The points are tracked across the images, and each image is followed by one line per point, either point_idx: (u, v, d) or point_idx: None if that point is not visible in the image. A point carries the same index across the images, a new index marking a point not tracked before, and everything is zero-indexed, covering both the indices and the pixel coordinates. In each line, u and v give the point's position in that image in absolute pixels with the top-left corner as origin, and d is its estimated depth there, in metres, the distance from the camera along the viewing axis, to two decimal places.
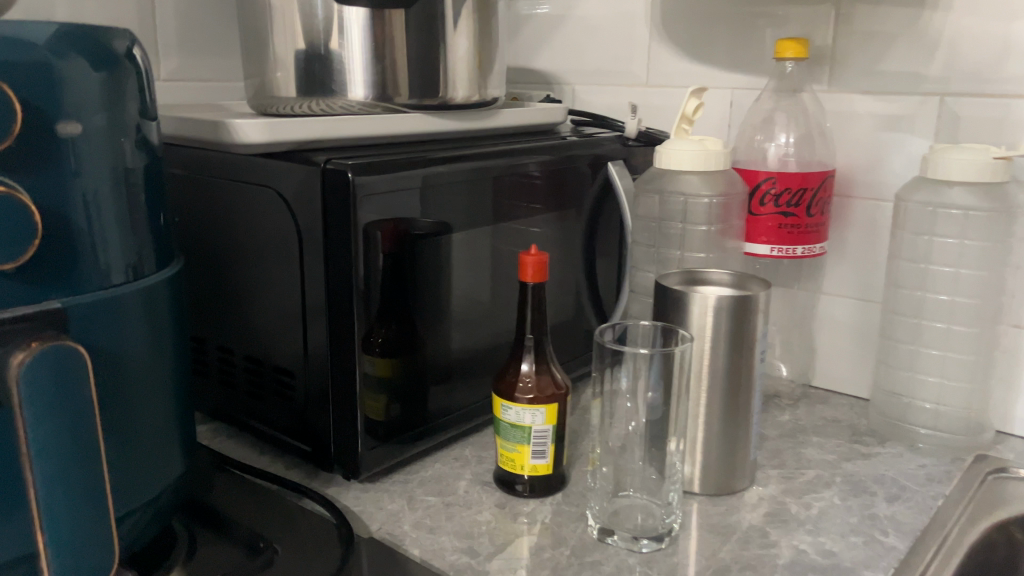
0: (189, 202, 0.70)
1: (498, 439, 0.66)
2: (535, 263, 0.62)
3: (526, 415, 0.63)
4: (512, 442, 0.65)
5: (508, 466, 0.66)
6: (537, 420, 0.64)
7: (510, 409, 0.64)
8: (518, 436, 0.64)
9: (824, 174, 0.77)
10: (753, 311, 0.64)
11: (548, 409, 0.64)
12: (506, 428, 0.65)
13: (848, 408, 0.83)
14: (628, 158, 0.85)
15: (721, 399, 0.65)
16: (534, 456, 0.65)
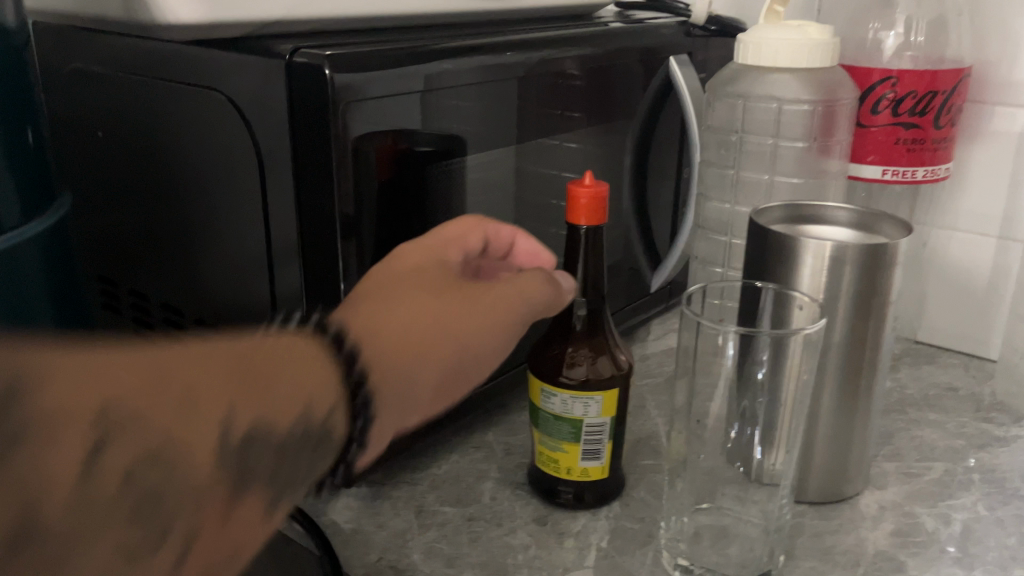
0: (107, 112, 0.51)
1: (535, 434, 0.50)
2: (592, 200, 0.44)
3: (577, 403, 0.47)
4: (555, 439, 0.48)
5: (547, 469, 0.49)
6: (591, 411, 0.47)
7: (554, 396, 0.47)
8: (565, 431, 0.48)
9: (962, 72, 0.57)
10: (890, 265, 0.46)
11: (606, 396, 0.47)
12: (546, 420, 0.48)
13: (963, 372, 0.66)
14: (694, 52, 0.65)
15: (837, 381, 0.48)
16: (587, 458, 0.48)
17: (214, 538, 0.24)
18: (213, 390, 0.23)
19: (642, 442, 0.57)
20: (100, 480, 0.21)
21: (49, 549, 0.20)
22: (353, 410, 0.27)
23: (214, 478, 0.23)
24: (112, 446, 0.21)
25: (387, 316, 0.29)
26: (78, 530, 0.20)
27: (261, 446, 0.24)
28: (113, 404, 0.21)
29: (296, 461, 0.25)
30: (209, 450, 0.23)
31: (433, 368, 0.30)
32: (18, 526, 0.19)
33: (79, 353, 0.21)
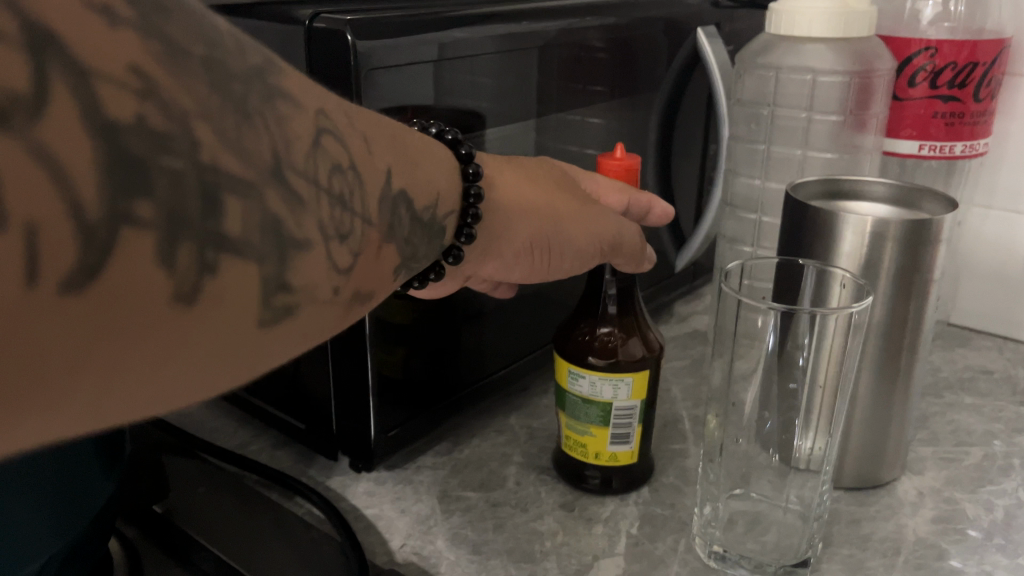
0: None
1: (562, 418, 0.48)
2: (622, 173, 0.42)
3: (607, 383, 0.45)
4: (584, 420, 0.46)
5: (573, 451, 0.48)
6: (623, 391, 0.45)
7: (582, 378, 0.45)
8: (594, 412, 0.46)
9: (1001, 44, 0.54)
10: (934, 242, 0.44)
11: (638, 376, 0.45)
12: (575, 401, 0.46)
13: (997, 354, 0.64)
14: (719, 24, 0.63)
15: (876, 363, 0.47)
16: (615, 441, 0.46)
17: (370, 270, 0.27)
18: (382, 148, 0.27)
19: (670, 426, 0.55)
20: (323, 160, 0.23)
21: (289, 199, 0.22)
22: (459, 233, 0.34)
23: (380, 210, 0.27)
24: (328, 138, 0.24)
25: (503, 175, 0.38)
26: (311, 202, 0.22)
27: (405, 204, 0.29)
28: (322, 114, 0.24)
29: (426, 232, 0.31)
30: (379, 186, 0.27)
31: (510, 229, 0.38)
32: (274, 170, 0.21)
33: (293, 78, 0.24)
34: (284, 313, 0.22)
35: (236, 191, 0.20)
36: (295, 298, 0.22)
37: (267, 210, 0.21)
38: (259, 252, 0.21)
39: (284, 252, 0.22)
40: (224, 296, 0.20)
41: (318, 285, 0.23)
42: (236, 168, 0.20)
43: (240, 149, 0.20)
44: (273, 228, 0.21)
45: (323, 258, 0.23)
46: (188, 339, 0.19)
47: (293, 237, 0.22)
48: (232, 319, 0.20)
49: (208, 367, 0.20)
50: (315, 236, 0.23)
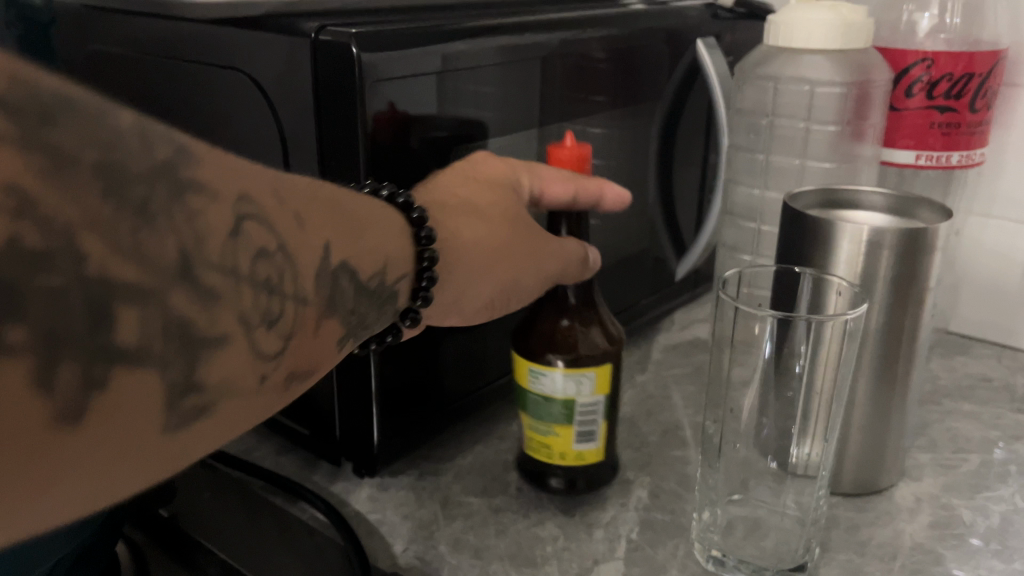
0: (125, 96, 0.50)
1: (525, 418, 0.48)
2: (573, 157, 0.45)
3: (571, 380, 0.46)
4: (550, 419, 0.47)
5: (539, 452, 0.48)
6: (586, 387, 0.46)
7: (544, 375, 0.46)
8: (559, 410, 0.46)
9: (997, 55, 0.55)
10: (930, 250, 0.45)
11: (600, 370, 0.46)
12: (538, 401, 0.47)
13: (996, 362, 0.65)
14: (721, 35, 0.64)
15: (874, 370, 0.47)
16: (582, 437, 0.47)
17: (304, 349, 0.30)
18: (316, 223, 0.30)
19: (670, 432, 0.56)
20: (242, 251, 0.25)
21: (196, 298, 0.23)
22: (416, 295, 0.38)
23: (312, 289, 0.29)
24: (246, 228, 0.26)
25: (463, 232, 0.41)
26: (225, 297, 0.25)
27: (347, 275, 0.32)
28: (244, 201, 0.26)
29: (375, 298, 0.35)
30: (314, 264, 0.30)
31: (469, 288, 0.43)
32: (180, 273, 0.23)
33: (213, 165, 0.26)
34: (198, 412, 0.24)
35: (130, 300, 0.21)
36: (207, 396, 0.24)
37: (169, 313, 0.23)
38: (161, 357, 0.22)
39: (192, 354, 0.23)
40: (124, 405, 0.22)
41: (237, 377, 0.25)
42: (133, 275, 0.21)
43: (142, 256, 0.22)
44: (177, 331, 0.23)
45: (241, 351, 0.25)
46: (87, 454, 0.21)
47: (202, 336, 0.24)
48: (131, 432, 0.22)
49: (114, 475, 0.22)
50: (231, 331, 0.25)
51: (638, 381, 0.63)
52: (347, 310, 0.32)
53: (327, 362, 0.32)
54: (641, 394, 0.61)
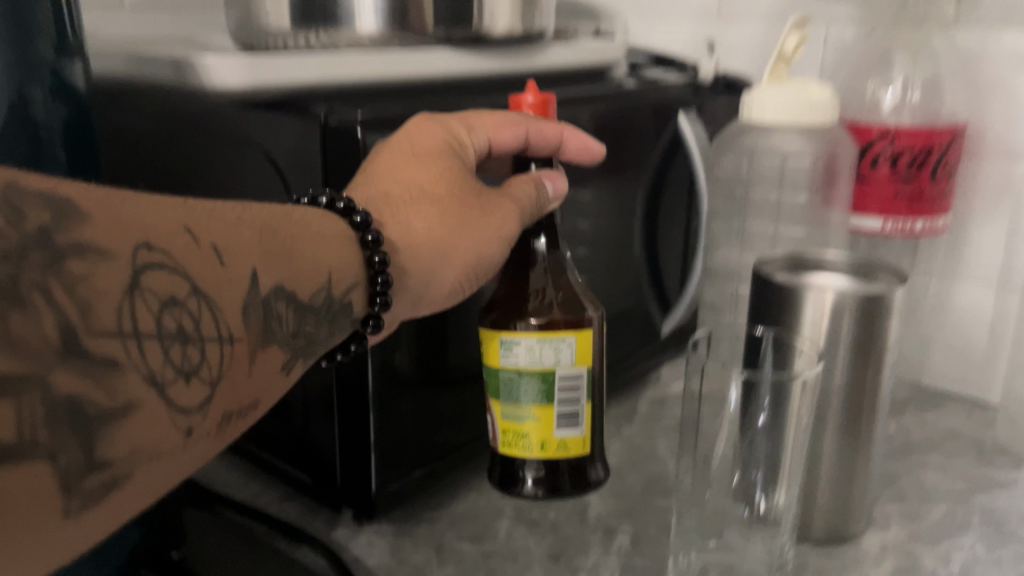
0: (146, 166, 0.54)
1: (498, 405, 0.46)
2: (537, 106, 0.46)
3: (548, 349, 0.44)
4: (526, 400, 0.45)
5: (520, 443, 0.46)
6: (566, 354, 0.44)
7: (519, 347, 0.44)
8: (538, 385, 0.45)
9: (954, 129, 0.60)
10: (887, 313, 0.49)
11: (579, 336, 0.45)
12: (513, 379, 0.45)
13: (966, 417, 0.68)
14: (701, 108, 0.68)
15: (839, 424, 0.51)
16: (567, 414, 0.45)
17: (234, 386, 0.32)
18: (231, 251, 0.32)
19: (654, 482, 0.59)
20: (142, 310, 0.27)
21: (83, 374, 0.25)
22: (373, 300, 0.40)
23: (236, 327, 0.31)
24: (148, 283, 0.28)
25: (414, 223, 0.44)
26: (124, 364, 0.26)
27: (280, 297, 0.34)
28: (145, 246, 0.28)
29: (321, 313, 0.37)
30: (234, 298, 0.32)
31: (432, 282, 0.45)
32: (65, 351, 0.24)
33: (98, 223, 0.27)
34: (105, 485, 0.25)
35: (6, 395, 0.23)
36: (113, 470, 0.26)
37: (52, 394, 0.24)
38: (48, 447, 0.24)
39: (88, 433, 0.25)
40: (12, 496, 0.23)
41: (153, 440, 0.27)
42: (3, 369, 0.23)
43: (15, 344, 0.23)
44: (66, 411, 0.24)
45: (152, 413, 0.27)
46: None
47: (95, 410, 0.25)
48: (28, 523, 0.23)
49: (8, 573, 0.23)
50: (135, 399, 0.26)
51: (624, 432, 0.66)
52: (284, 341, 0.35)
53: (268, 393, 0.34)
54: (627, 446, 0.64)
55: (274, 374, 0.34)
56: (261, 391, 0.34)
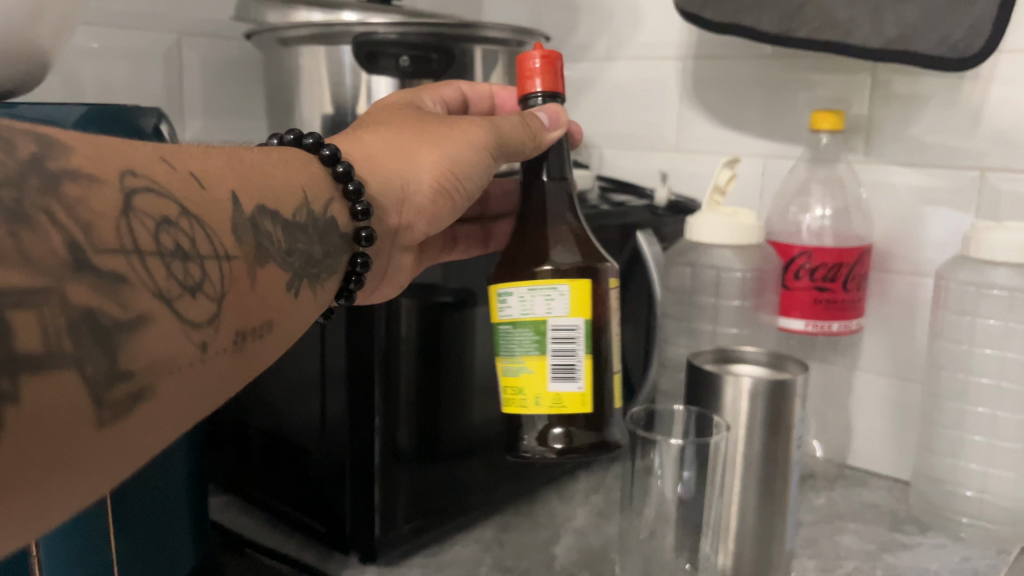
0: None
1: (501, 359, 0.51)
2: (545, 62, 0.51)
3: (538, 297, 0.48)
4: (520, 350, 0.49)
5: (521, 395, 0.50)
6: (559, 302, 0.48)
7: (513, 297, 0.49)
8: (531, 334, 0.48)
9: (862, 249, 0.74)
10: (791, 396, 0.61)
11: (573, 286, 0.48)
12: (507, 330, 0.49)
13: (885, 492, 0.79)
14: (658, 227, 0.82)
15: (756, 489, 0.62)
16: (561, 364, 0.49)
17: (242, 304, 0.36)
18: (205, 172, 0.36)
19: (611, 540, 0.70)
20: (141, 228, 0.30)
21: (93, 288, 0.27)
22: (356, 214, 0.47)
23: (232, 246, 0.35)
24: (139, 204, 0.31)
25: (374, 140, 0.51)
26: (130, 279, 0.29)
27: (264, 216, 0.38)
28: (128, 171, 0.31)
29: (308, 231, 0.43)
30: (224, 215, 0.35)
31: (410, 184, 0.51)
32: (73, 268, 0.27)
33: (82, 153, 0.30)
34: (132, 396, 0.28)
35: (25, 306, 0.25)
36: (138, 381, 0.29)
37: (69, 306, 0.26)
38: (74, 356, 0.26)
39: (108, 344, 0.27)
40: (46, 401, 0.25)
41: (171, 352, 0.30)
42: (23, 282, 0.25)
43: (28, 260, 0.25)
44: (84, 320, 0.27)
45: (164, 324, 0.30)
46: (19, 456, 0.24)
47: (107, 321, 0.28)
48: (61, 424, 0.26)
49: (50, 486, 0.26)
50: (146, 312, 0.29)
51: (590, 500, 0.78)
52: (280, 258, 0.39)
53: (277, 312, 0.39)
54: (590, 510, 0.75)
55: (277, 292, 0.39)
56: (268, 311, 0.38)
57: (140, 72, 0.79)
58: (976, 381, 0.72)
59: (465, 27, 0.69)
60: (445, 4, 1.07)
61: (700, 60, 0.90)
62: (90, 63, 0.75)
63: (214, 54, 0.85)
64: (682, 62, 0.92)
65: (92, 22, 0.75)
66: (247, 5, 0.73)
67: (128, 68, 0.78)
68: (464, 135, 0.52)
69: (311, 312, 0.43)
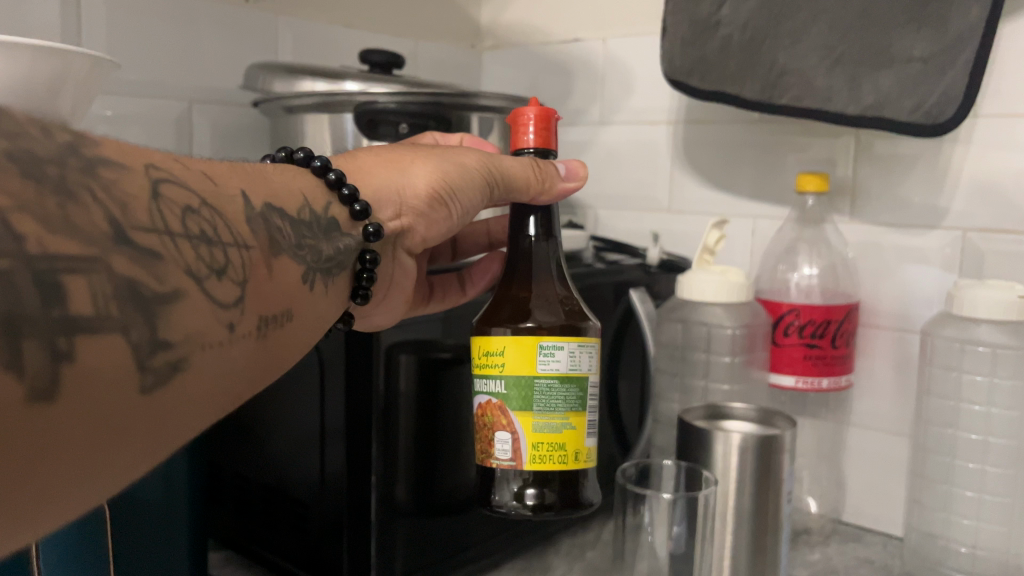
0: None
1: (519, 416, 0.48)
2: (539, 123, 0.51)
3: (586, 354, 0.49)
4: (565, 406, 0.48)
5: (571, 456, 0.48)
6: (595, 361, 0.50)
7: (564, 349, 0.48)
8: (576, 390, 0.48)
9: (849, 307, 0.76)
10: (779, 450, 0.62)
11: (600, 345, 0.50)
12: (552, 385, 0.47)
13: (881, 548, 0.80)
14: (652, 285, 0.84)
15: (747, 543, 0.63)
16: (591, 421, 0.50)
17: (262, 290, 0.38)
18: (213, 170, 0.38)
19: None
20: (170, 213, 0.32)
21: (130, 256, 0.29)
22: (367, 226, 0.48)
23: (247, 235, 0.37)
24: (165, 192, 0.33)
25: (364, 157, 0.52)
26: (164, 256, 0.31)
27: (274, 213, 0.40)
28: (151, 165, 0.33)
29: (315, 226, 0.44)
30: (238, 210, 0.37)
31: (403, 188, 0.51)
32: (115, 239, 0.29)
33: (109, 144, 0.32)
34: (169, 364, 0.30)
35: (77, 272, 0.27)
36: (175, 350, 0.31)
37: (114, 274, 0.28)
38: (121, 322, 0.28)
39: (148, 312, 0.30)
40: (96, 362, 0.27)
41: (201, 329, 0.32)
42: (74, 250, 0.27)
43: (75, 229, 0.27)
44: (128, 289, 0.29)
45: (195, 300, 0.32)
46: (74, 412, 0.26)
47: (148, 290, 0.30)
48: (108, 385, 0.28)
49: (98, 444, 0.28)
50: (181, 287, 0.31)
51: (586, 555, 0.78)
52: (291, 252, 0.41)
53: (296, 301, 0.41)
54: (586, 566, 0.76)
55: (294, 283, 0.41)
56: (289, 298, 0.40)
57: (151, 138, 0.82)
58: (964, 437, 0.73)
59: (463, 96, 0.72)
60: (445, 71, 1.12)
61: (690, 124, 0.93)
62: (104, 130, 0.79)
63: (223, 120, 0.89)
64: (673, 126, 0.95)
65: (108, 92, 0.78)
66: (254, 75, 0.77)
67: (138, 134, 0.81)
68: (455, 153, 0.53)
69: (326, 307, 0.45)
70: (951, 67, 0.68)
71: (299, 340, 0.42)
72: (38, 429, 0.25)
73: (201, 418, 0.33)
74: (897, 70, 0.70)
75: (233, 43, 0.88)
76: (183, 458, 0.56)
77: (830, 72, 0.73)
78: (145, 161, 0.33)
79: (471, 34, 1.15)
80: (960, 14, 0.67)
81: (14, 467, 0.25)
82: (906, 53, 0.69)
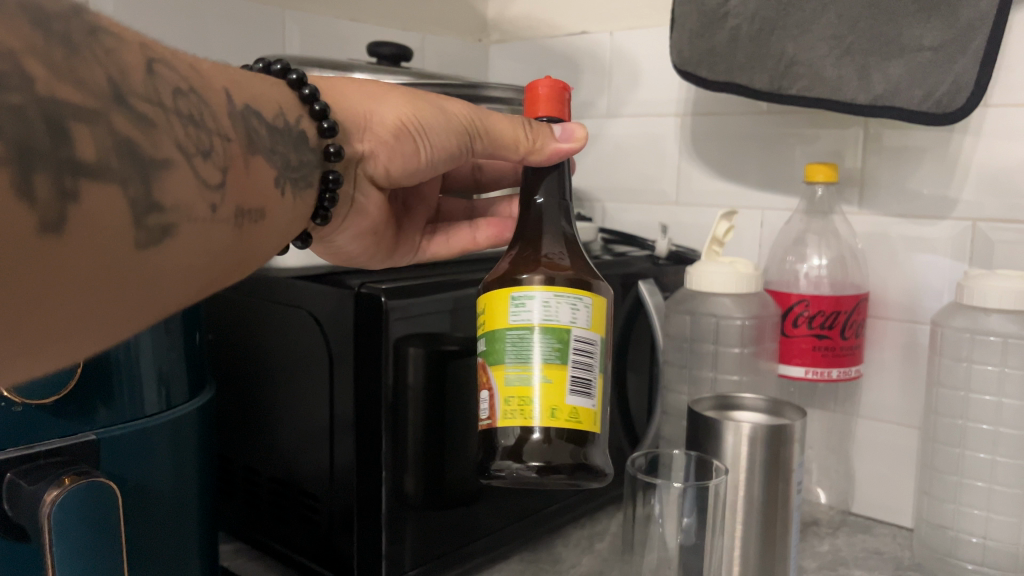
0: (228, 334, 0.72)
1: (495, 370, 0.46)
2: (553, 91, 0.51)
3: (565, 305, 0.45)
4: (536, 359, 0.45)
5: (533, 410, 0.45)
6: (582, 314, 0.46)
7: (535, 300, 0.45)
8: (552, 342, 0.45)
9: (858, 297, 0.76)
10: (788, 441, 0.62)
11: (593, 299, 0.46)
12: (523, 337, 0.45)
13: (891, 539, 0.80)
14: (659, 276, 0.83)
15: (756, 533, 0.63)
16: (580, 377, 0.46)
17: (240, 182, 0.39)
18: (202, 64, 0.38)
19: None
20: (163, 88, 0.33)
21: (126, 115, 0.30)
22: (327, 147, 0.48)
23: (228, 127, 0.38)
24: (158, 70, 0.33)
25: (346, 84, 0.52)
26: (157, 123, 0.32)
27: (252, 115, 0.41)
28: (146, 46, 0.33)
29: (286, 134, 0.44)
30: (220, 102, 0.38)
31: (371, 120, 0.51)
32: (114, 97, 0.30)
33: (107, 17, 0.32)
34: (160, 227, 0.32)
35: (82, 120, 0.28)
36: (166, 214, 0.32)
37: (114, 130, 0.29)
38: (119, 174, 0.29)
39: (142, 169, 0.31)
40: (98, 209, 0.29)
41: (188, 200, 0.33)
42: (79, 100, 0.28)
43: (80, 82, 0.28)
44: (125, 145, 0.30)
45: (181, 171, 0.33)
46: (80, 252, 0.28)
47: (141, 150, 0.31)
48: (108, 234, 0.29)
49: (96, 287, 0.29)
50: (170, 157, 0.32)
51: (595, 547, 0.78)
52: (265, 153, 0.42)
53: (270, 202, 0.42)
54: (596, 557, 0.76)
55: (264, 183, 0.42)
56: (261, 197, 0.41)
57: None
58: (975, 427, 0.73)
59: (466, 85, 0.73)
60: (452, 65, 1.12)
61: (698, 116, 0.93)
62: None
63: None
64: (681, 118, 0.95)
65: None
66: None
67: None
68: (437, 102, 0.53)
69: (291, 215, 0.45)
70: (962, 55, 0.68)
71: (269, 239, 0.43)
72: (54, 258, 0.27)
73: (181, 287, 0.34)
74: (907, 60, 0.70)
75: (241, 37, 0.88)
76: (190, 435, 0.56)
77: (839, 62, 0.73)
78: (141, 40, 0.33)
79: (477, 28, 1.15)
80: (970, 1, 0.67)
81: (30, 297, 0.26)
82: (916, 42, 0.69)
